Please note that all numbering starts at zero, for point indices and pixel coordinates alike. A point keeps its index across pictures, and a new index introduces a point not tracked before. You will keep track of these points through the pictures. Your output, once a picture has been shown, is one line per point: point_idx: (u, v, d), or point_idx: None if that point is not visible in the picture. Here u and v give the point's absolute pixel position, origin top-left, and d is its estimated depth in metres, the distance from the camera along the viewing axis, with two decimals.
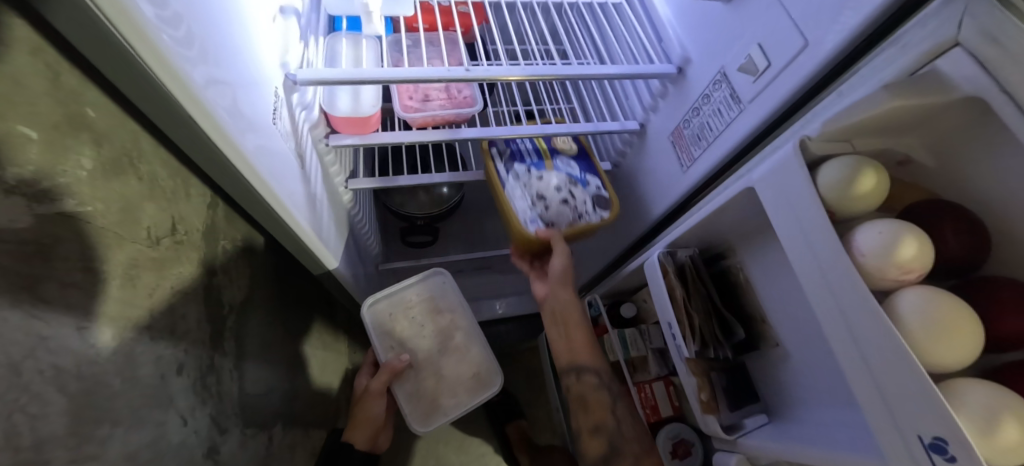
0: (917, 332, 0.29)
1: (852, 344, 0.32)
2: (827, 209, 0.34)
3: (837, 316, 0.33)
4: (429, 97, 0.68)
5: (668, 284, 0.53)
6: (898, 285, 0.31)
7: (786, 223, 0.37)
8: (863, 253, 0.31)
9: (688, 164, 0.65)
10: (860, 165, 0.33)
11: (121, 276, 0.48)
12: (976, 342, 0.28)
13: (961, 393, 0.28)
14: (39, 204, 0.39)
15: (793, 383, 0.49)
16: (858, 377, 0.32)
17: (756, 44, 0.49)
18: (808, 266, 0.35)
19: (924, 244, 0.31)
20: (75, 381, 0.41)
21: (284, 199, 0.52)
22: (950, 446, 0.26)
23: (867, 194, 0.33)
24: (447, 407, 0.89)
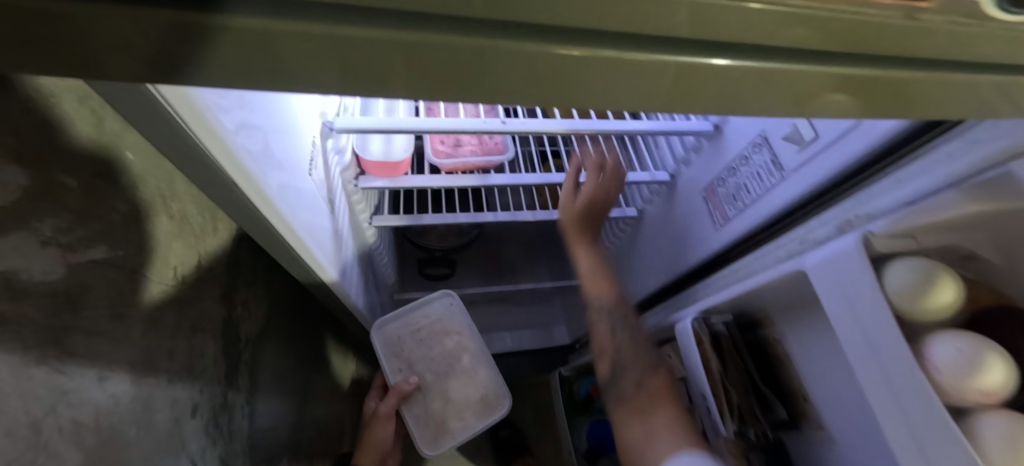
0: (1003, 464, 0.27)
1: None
2: (897, 314, 0.33)
3: (908, 436, 0.32)
4: (460, 143, 0.68)
5: (703, 354, 0.52)
6: (977, 407, 0.30)
7: (845, 325, 0.36)
8: (939, 369, 0.30)
9: (721, 222, 0.63)
10: (938, 276, 0.32)
11: (145, 320, 0.47)
12: None
13: None
14: (72, 252, 0.38)
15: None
16: None
17: (801, 114, 0.48)
18: (872, 370, 0.34)
19: (1008, 369, 0.29)
20: (92, 434, 0.39)
21: (309, 243, 0.51)
22: None
23: (943, 307, 0.32)
24: (455, 429, 0.86)
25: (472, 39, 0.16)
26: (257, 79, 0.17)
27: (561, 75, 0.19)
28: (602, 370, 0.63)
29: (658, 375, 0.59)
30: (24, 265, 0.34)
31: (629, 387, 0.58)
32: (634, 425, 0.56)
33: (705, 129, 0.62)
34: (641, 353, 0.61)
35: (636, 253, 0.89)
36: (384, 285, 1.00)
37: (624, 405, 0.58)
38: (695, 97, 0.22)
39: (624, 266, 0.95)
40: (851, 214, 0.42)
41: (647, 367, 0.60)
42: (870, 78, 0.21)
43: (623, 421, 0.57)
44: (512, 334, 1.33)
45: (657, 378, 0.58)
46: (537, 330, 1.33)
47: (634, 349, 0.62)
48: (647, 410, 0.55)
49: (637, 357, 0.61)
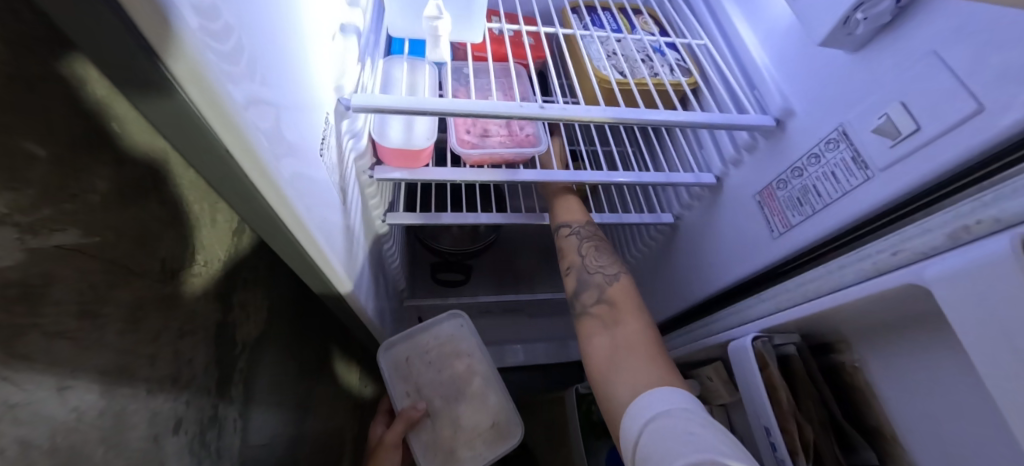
0: None
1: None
2: None
3: None
4: (488, 133, 0.61)
5: (769, 380, 0.44)
6: None
7: (991, 354, 0.28)
8: None
9: (781, 229, 0.55)
10: None
11: (124, 320, 0.40)
12: None
13: None
14: (33, 236, 0.32)
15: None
16: None
17: (898, 102, 0.41)
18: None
19: None
20: (46, 457, 0.32)
21: (319, 239, 0.44)
22: None
23: None
24: (466, 460, 0.75)
25: None
26: None
27: None
28: (570, 284, 0.68)
29: (619, 286, 0.65)
30: None
31: (592, 301, 0.65)
32: (601, 335, 0.61)
33: (766, 124, 0.55)
34: (606, 266, 0.68)
35: (670, 262, 0.81)
36: (394, 289, 0.93)
37: (586, 315, 0.64)
38: None
39: (655, 276, 0.87)
40: (969, 219, 0.35)
41: (608, 278, 0.66)
42: None
43: (586, 325, 0.64)
44: (525, 347, 1.25)
45: (619, 294, 0.64)
46: (553, 343, 1.25)
47: (599, 261, 0.68)
48: (611, 323, 0.61)
49: (603, 270, 0.67)
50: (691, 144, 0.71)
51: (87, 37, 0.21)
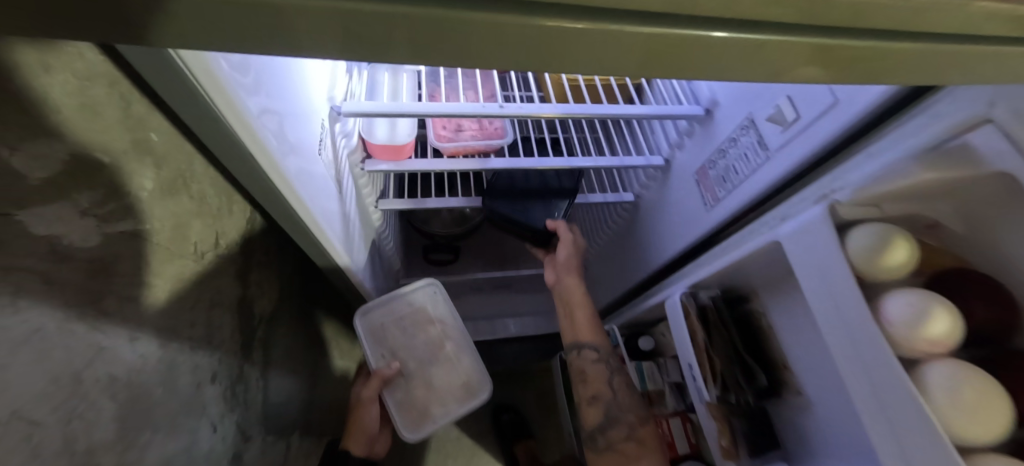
0: (945, 407, 0.30)
1: (890, 432, 0.33)
2: (855, 271, 0.35)
3: (864, 382, 0.35)
4: (461, 128, 0.71)
5: (690, 327, 0.55)
6: (927, 356, 0.32)
7: (815, 290, 0.38)
8: (893, 323, 0.33)
9: (711, 203, 0.65)
10: (891, 235, 0.34)
11: (169, 291, 0.51)
12: (1004, 419, 0.29)
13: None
14: (106, 224, 0.42)
15: (831, 444, 0.47)
16: (882, 440, 0.34)
17: (785, 96, 0.50)
18: (835, 325, 0.37)
19: (955, 318, 0.32)
20: (124, 390, 0.43)
21: (321, 221, 0.54)
22: None
23: (897, 265, 0.34)
24: (438, 416, 0.87)
25: None
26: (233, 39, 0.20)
27: None
28: (596, 417, 0.67)
29: (645, 425, 0.65)
30: (65, 232, 0.38)
31: (616, 437, 0.64)
32: None
33: (697, 114, 0.64)
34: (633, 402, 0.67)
35: (633, 236, 0.91)
36: (390, 269, 1.04)
37: (609, 452, 0.64)
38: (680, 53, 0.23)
39: (622, 249, 0.97)
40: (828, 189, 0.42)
41: (635, 415, 0.66)
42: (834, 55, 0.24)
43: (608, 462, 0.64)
44: (515, 320, 1.37)
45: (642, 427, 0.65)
46: (540, 316, 1.37)
47: (627, 397, 0.67)
48: (632, 460, 0.62)
49: (632, 408, 0.66)
50: (645, 130, 0.80)
51: (155, 82, 0.29)
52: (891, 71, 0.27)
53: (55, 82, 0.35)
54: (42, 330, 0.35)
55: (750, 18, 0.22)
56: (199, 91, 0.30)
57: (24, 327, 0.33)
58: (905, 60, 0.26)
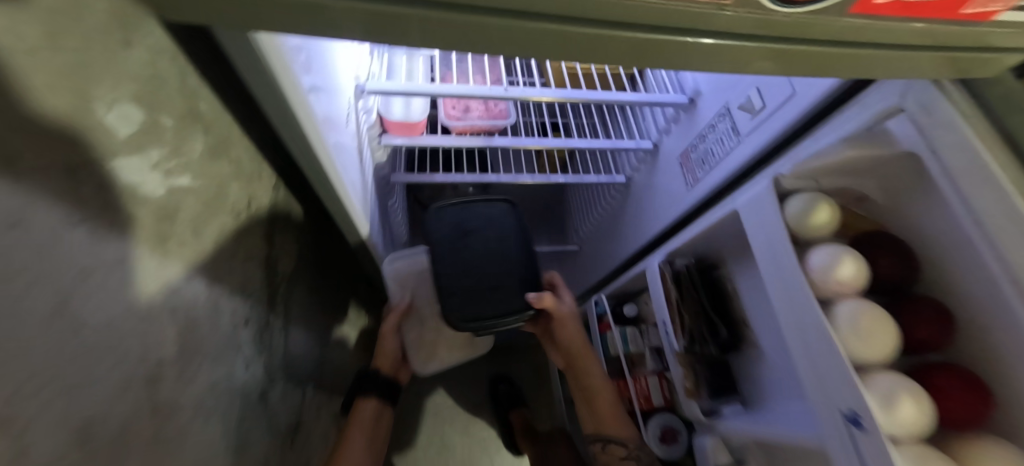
0: (846, 332, 0.37)
1: (802, 357, 0.41)
2: (789, 230, 0.43)
3: (792, 316, 0.42)
4: (469, 109, 0.78)
5: (665, 288, 0.63)
6: (839, 296, 0.40)
7: (761, 247, 0.46)
8: (814, 269, 0.41)
9: (692, 183, 0.73)
10: (816, 201, 0.42)
11: (213, 241, 0.59)
12: (891, 341, 0.37)
13: (874, 379, 0.36)
14: (169, 177, 0.50)
15: (767, 381, 0.55)
16: (804, 367, 0.40)
17: (755, 87, 0.57)
18: (774, 276, 0.44)
19: (861, 266, 0.40)
20: (182, 318, 0.51)
21: (348, 187, 0.61)
22: (862, 418, 0.34)
23: (822, 224, 0.42)
24: (444, 357, 0.97)
25: (454, 9, 0.25)
26: (311, 30, 0.27)
27: (519, 35, 0.27)
28: None
29: None
30: (142, 181, 0.45)
31: None
32: None
33: (681, 102, 0.71)
34: None
35: (624, 216, 0.99)
36: (398, 241, 1.12)
37: None
38: (662, 52, 0.30)
39: (613, 228, 1.05)
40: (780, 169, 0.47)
41: None
42: (780, 52, 0.31)
43: None
44: None
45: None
46: None
47: None
48: None
49: None
50: (637, 116, 0.87)
51: (240, 65, 0.36)
52: (832, 69, 0.33)
53: (133, 54, 0.42)
54: (126, 258, 0.43)
55: (715, 28, 0.28)
56: (271, 69, 0.37)
57: (115, 253, 0.41)
58: (839, 61, 0.32)
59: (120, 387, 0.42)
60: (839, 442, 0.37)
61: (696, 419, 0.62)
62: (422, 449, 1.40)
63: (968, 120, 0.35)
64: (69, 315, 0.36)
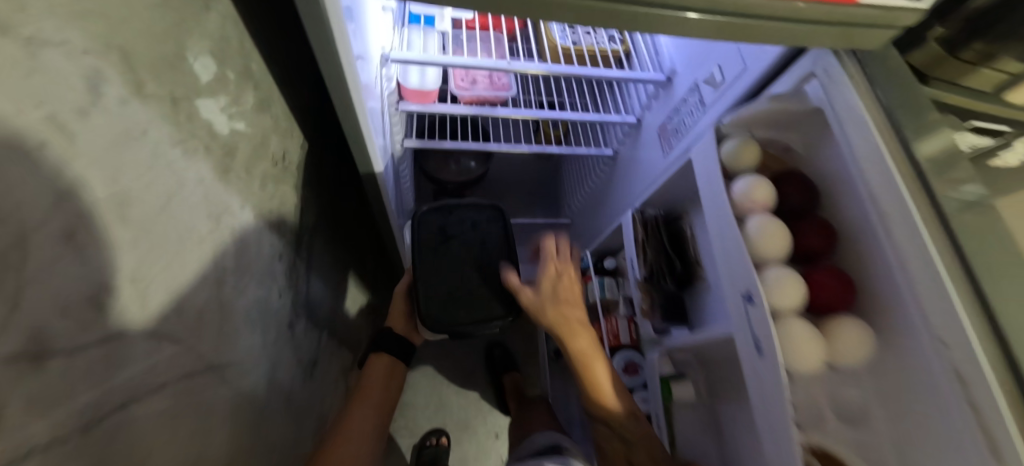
0: (754, 238, 0.51)
1: (723, 265, 0.54)
2: (723, 166, 0.57)
3: (719, 231, 0.55)
4: (476, 81, 0.89)
5: (635, 229, 0.74)
6: (752, 211, 0.53)
7: (703, 185, 0.59)
8: (735, 192, 0.54)
9: (667, 150, 0.84)
10: (742, 143, 0.55)
11: (259, 182, 0.70)
12: (784, 242, 0.51)
13: (768, 272, 0.51)
14: (230, 121, 0.60)
15: (706, 305, 0.68)
16: (725, 271, 0.54)
17: (718, 65, 0.69)
18: (710, 203, 0.57)
19: (767, 186, 0.53)
20: (238, 239, 0.62)
21: (373, 141, 0.72)
22: (755, 295, 0.48)
23: (746, 158, 0.55)
24: None
25: None
26: None
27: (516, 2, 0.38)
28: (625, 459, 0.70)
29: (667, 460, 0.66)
30: (215, 120, 0.56)
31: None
32: None
33: (659, 80, 0.82)
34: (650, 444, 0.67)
35: (611, 186, 1.11)
36: (406, 207, 1.23)
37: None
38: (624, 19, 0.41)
39: (601, 199, 1.17)
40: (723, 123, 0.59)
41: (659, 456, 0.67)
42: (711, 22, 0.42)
43: None
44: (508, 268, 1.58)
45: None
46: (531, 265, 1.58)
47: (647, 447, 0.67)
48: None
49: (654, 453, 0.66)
50: (624, 95, 0.98)
51: (309, 23, 0.47)
52: (754, 37, 0.44)
53: (207, 15, 0.53)
54: (205, 179, 0.54)
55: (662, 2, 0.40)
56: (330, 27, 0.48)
57: (198, 173, 0.52)
58: (758, 31, 0.43)
59: (202, 281, 0.53)
60: (740, 318, 0.50)
61: (648, 337, 0.73)
62: (422, 405, 1.56)
63: (856, 82, 0.47)
64: (172, 214, 0.47)
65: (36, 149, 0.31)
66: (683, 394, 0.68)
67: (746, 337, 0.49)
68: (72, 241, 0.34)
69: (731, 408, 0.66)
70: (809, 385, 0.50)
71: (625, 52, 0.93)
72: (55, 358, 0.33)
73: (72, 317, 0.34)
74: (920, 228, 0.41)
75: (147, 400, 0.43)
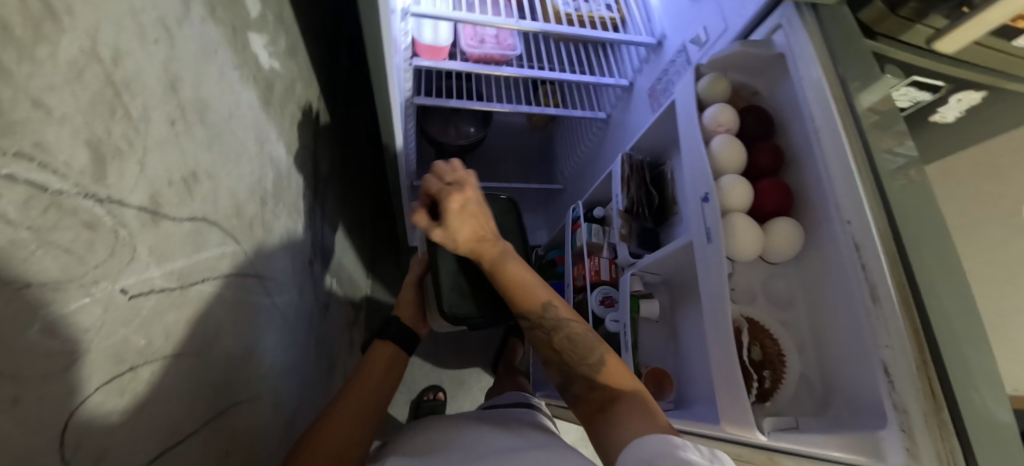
0: (716, 152, 0.62)
1: (688, 176, 0.64)
2: (699, 97, 0.66)
3: (686, 149, 0.64)
4: (484, 41, 0.97)
5: (623, 167, 0.81)
6: (717, 132, 0.63)
7: (680, 114, 0.67)
8: (705, 116, 0.64)
9: (656, 108, 0.93)
10: (716, 79, 0.65)
11: (289, 120, 0.76)
12: (739, 154, 0.62)
13: (723, 180, 0.61)
14: (269, 59, 0.66)
15: (674, 232, 0.78)
16: (689, 182, 0.63)
17: (704, 27, 0.78)
18: (681, 128, 0.66)
19: (733, 111, 0.63)
20: (275, 168, 0.69)
21: (394, 88, 0.78)
22: (709, 193, 0.58)
23: (716, 91, 0.65)
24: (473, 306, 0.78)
25: None
26: None
27: None
28: (564, 381, 0.63)
29: (611, 365, 0.59)
30: (258, 54, 0.62)
31: (581, 391, 0.60)
32: (622, 430, 0.50)
33: (651, 43, 0.92)
34: (588, 351, 0.61)
35: (603, 148, 1.20)
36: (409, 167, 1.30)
37: (583, 405, 0.60)
38: None
39: (593, 162, 1.26)
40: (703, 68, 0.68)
41: (596, 360, 0.60)
42: None
43: (598, 427, 0.55)
44: None
45: (598, 369, 0.59)
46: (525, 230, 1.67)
47: (587, 345, 0.61)
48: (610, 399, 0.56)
49: (592, 351, 0.61)
50: (618, 61, 1.07)
51: None
52: None
53: None
54: (252, 104, 0.60)
55: None
56: None
57: (248, 98, 0.58)
58: None
59: (251, 195, 0.59)
60: (695, 217, 0.60)
61: (624, 261, 0.80)
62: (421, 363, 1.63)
63: (809, 29, 0.57)
64: (233, 128, 0.53)
65: (153, 43, 0.38)
66: (649, 310, 0.75)
67: (698, 230, 0.59)
68: (173, 126, 0.41)
69: (688, 317, 0.74)
70: (745, 273, 0.63)
71: (621, 21, 1.01)
72: (165, 219, 0.40)
73: (174, 190, 0.41)
74: (844, 138, 0.51)
75: (218, 282, 0.50)
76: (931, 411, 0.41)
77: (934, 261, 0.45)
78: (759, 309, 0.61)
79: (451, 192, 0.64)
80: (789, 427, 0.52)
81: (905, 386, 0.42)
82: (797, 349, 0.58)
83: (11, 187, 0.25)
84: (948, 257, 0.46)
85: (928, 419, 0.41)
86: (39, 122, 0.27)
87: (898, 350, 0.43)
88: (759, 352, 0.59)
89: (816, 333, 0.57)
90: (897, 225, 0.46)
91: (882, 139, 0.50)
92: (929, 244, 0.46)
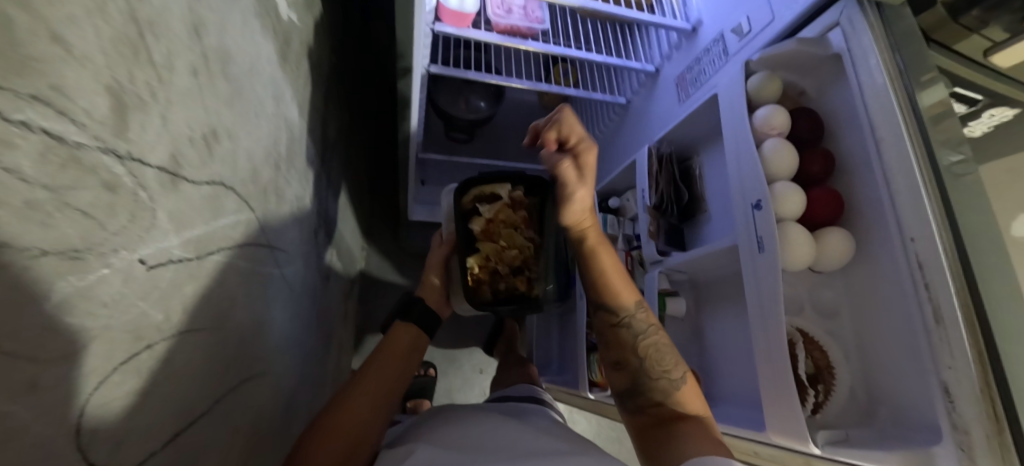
0: (769, 157, 0.60)
1: (736, 180, 0.62)
2: (748, 96, 0.64)
3: (734, 153, 0.63)
4: (511, 11, 0.91)
5: (649, 163, 0.78)
6: (770, 135, 0.61)
7: (726, 114, 0.65)
8: (756, 118, 0.61)
9: (684, 98, 0.90)
10: (767, 78, 0.62)
11: (303, 79, 0.70)
12: (792, 161, 0.60)
13: (777, 188, 0.59)
14: (287, 8, 0.60)
15: (704, 230, 0.77)
16: (738, 188, 0.61)
17: (746, 16, 0.74)
18: (729, 130, 0.64)
19: (785, 114, 0.61)
20: (288, 130, 0.63)
21: (417, 53, 0.73)
22: (762, 201, 0.56)
23: (767, 90, 0.62)
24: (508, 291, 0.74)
25: None
26: None
27: None
28: (628, 388, 0.66)
29: (686, 387, 0.63)
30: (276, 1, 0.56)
31: (648, 402, 0.64)
32: (687, 446, 0.53)
33: (685, 28, 0.87)
34: (669, 366, 0.65)
35: (620, 134, 1.17)
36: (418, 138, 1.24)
37: (644, 415, 0.63)
38: None
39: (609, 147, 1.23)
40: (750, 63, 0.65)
41: (674, 378, 0.64)
42: None
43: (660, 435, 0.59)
44: None
45: (676, 385, 0.63)
46: None
47: (669, 359, 0.65)
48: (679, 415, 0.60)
49: (672, 366, 0.65)
50: (644, 44, 1.02)
51: None
52: None
53: None
54: (269, 58, 0.54)
55: None
56: None
57: (266, 51, 0.53)
58: None
59: (266, 159, 0.54)
60: (745, 224, 0.58)
61: (651, 258, 0.78)
62: None
63: (873, 29, 0.54)
64: (251, 83, 0.48)
65: None
66: (675, 309, 0.77)
67: (748, 238, 0.58)
68: (196, 77, 0.36)
69: (716, 319, 0.74)
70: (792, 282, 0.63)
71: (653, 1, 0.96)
72: (184, 182, 0.35)
73: (194, 150, 0.37)
74: (908, 149, 0.49)
75: (231, 253, 0.46)
76: (992, 433, 0.41)
77: (989, 281, 0.45)
78: (808, 320, 0.62)
79: (589, 149, 0.59)
80: (840, 439, 0.54)
81: (967, 406, 0.43)
82: (844, 359, 0.59)
83: (27, 137, 0.21)
84: (997, 276, 0.46)
85: (989, 439, 0.41)
86: (59, 60, 0.23)
87: (961, 371, 0.43)
88: (811, 365, 0.60)
89: (861, 345, 0.58)
90: (957, 243, 0.45)
91: (941, 152, 0.48)
92: (983, 264, 0.46)
